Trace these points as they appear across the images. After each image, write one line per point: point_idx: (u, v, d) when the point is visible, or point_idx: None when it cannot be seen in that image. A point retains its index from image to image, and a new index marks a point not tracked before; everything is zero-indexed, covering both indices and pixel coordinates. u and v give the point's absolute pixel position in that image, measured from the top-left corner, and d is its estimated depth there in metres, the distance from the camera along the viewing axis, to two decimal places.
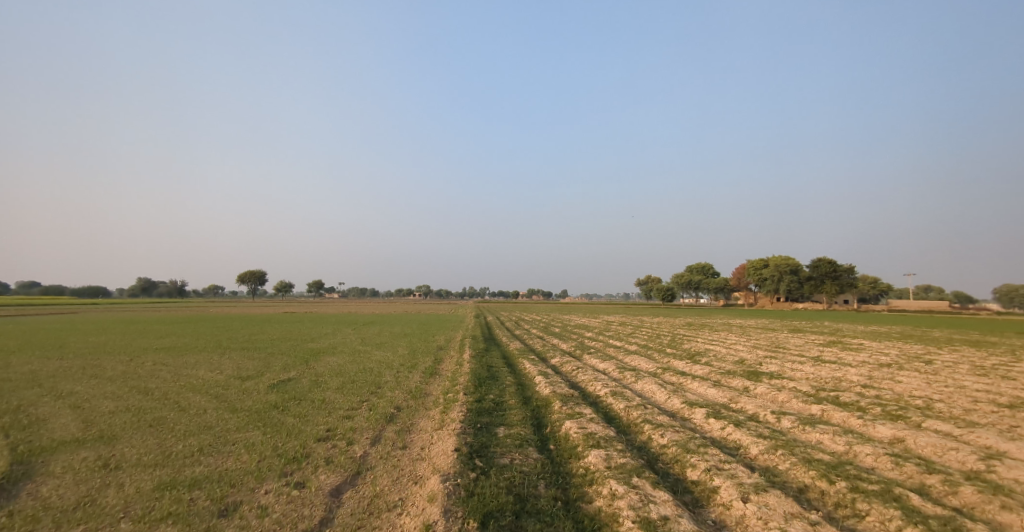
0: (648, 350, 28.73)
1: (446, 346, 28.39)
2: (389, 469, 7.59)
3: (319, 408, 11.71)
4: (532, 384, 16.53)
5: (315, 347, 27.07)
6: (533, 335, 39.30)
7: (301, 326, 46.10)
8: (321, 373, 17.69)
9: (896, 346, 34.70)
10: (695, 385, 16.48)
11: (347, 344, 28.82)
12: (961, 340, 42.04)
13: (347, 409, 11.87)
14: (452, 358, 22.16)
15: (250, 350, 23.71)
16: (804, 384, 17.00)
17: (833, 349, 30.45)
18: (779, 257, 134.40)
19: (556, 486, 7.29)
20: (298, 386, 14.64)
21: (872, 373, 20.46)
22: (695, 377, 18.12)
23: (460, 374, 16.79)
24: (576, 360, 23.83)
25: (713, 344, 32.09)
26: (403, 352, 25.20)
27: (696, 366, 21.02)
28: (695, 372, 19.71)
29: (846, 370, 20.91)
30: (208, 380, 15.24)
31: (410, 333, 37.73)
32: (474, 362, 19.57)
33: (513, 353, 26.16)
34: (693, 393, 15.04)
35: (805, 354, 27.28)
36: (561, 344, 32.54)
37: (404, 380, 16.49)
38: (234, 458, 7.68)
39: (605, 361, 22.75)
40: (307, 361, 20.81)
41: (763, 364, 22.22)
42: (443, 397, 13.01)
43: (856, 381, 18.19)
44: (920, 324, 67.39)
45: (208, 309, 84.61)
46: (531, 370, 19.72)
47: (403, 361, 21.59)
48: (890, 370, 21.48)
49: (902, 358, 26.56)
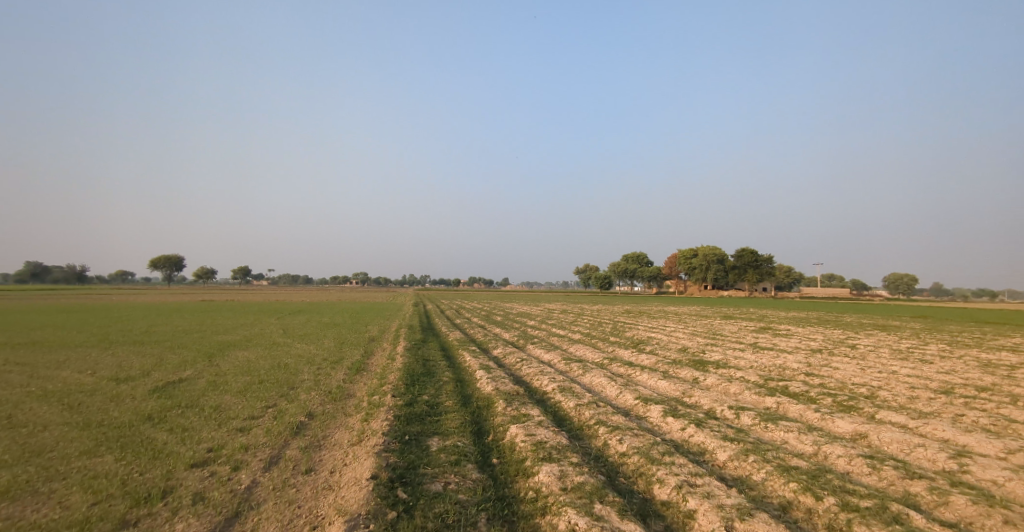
0: (591, 339, 28.01)
1: (378, 337, 26.16)
2: (281, 507, 5.75)
3: (207, 418, 9.48)
4: (472, 379, 14.95)
5: (225, 339, 24.06)
6: (473, 324, 37.78)
7: (217, 315, 41.91)
8: (225, 371, 15.19)
9: (821, 330, 36.20)
10: (645, 378, 15.58)
11: (266, 335, 25.98)
12: (873, 324, 44.75)
13: (244, 417, 9.73)
14: (384, 351, 20.13)
15: (142, 344, 20.42)
16: (751, 373, 16.54)
17: (766, 336, 31.13)
18: (708, 247, 140.81)
19: (501, 520, 5.79)
20: (189, 389, 12.20)
21: (809, 358, 20.58)
22: (643, 368, 17.27)
23: (389, 369, 14.87)
24: (519, 351, 22.56)
25: (655, 332, 31.95)
26: (329, 344, 22.81)
27: (642, 356, 20.28)
28: (642, 362, 18.90)
29: (785, 356, 20.89)
30: (72, 384, 12.39)
31: (341, 323, 35.01)
32: (408, 356, 17.71)
33: (452, 343, 24.52)
34: (644, 387, 14.07)
35: (743, 341, 27.49)
36: (502, 333, 31.25)
37: (323, 378, 14.39)
38: (52, 506, 5.54)
39: (549, 352, 21.61)
40: (212, 357, 18.09)
41: (706, 352, 21.89)
42: (366, 400, 11.12)
43: (798, 367, 18.02)
44: (830, 310, 72.40)
45: (112, 297, 76.26)
46: (471, 363, 18.12)
47: (326, 354, 19.32)
48: (824, 356, 21.78)
49: (830, 343, 27.33)
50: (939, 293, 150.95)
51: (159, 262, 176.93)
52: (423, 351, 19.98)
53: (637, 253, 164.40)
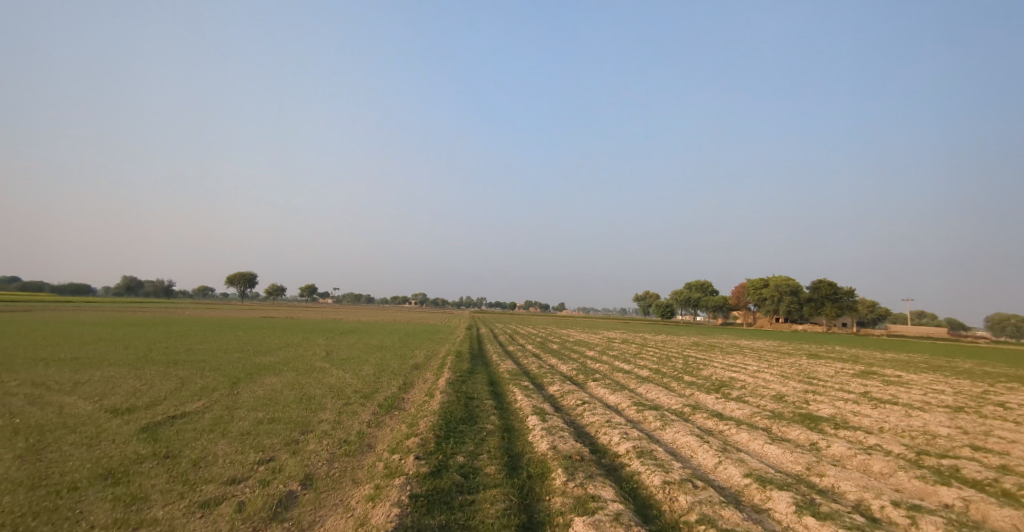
0: (662, 377, 24.30)
1: (423, 365, 23.86)
2: None
3: (173, 481, 7.26)
4: (524, 430, 12.10)
5: (263, 362, 22.60)
6: (527, 352, 34.89)
7: (269, 333, 41.51)
8: (239, 402, 13.24)
9: (941, 379, 30.17)
10: (746, 440, 12.04)
11: (306, 359, 24.36)
12: (1002, 374, 37.42)
13: (221, 480, 7.43)
14: (423, 384, 17.59)
15: (172, 365, 19.11)
16: (889, 439, 12.58)
17: (876, 383, 25.98)
18: (780, 277, 130.70)
19: None
20: (183, 428, 10.19)
21: (956, 420, 16.00)
22: (739, 424, 13.68)
23: (423, 412, 12.31)
24: (579, 389, 19.38)
25: (736, 371, 27.62)
26: (367, 372, 20.69)
27: (732, 405, 16.57)
28: (734, 414, 15.24)
29: (921, 415, 16.41)
30: (62, 417, 10.76)
31: (387, 346, 33.20)
32: (449, 393, 15.04)
33: (502, 376, 21.72)
34: (751, 455, 10.61)
35: (852, 389, 22.70)
36: (559, 365, 28.05)
37: (345, 419, 11.99)
38: None
39: (616, 393, 18.25)
40: (236, 383, 16.35)
41: (812, 404, 17.77)
42: (385, 460, 8.56)
43: (951, 434, 13.69)
44: (930, 351, 63.32)
45: (184, 311, 79.92)
46: (522, 404, 15.25)
47: (359, 386, 17.10)
48: (972, 416, 17.00)
49: (968, 398, 21.94)
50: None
51: (234, 278, 187.61)
52: (468, 386, 17.22)
53: (701, 281, 155.89)
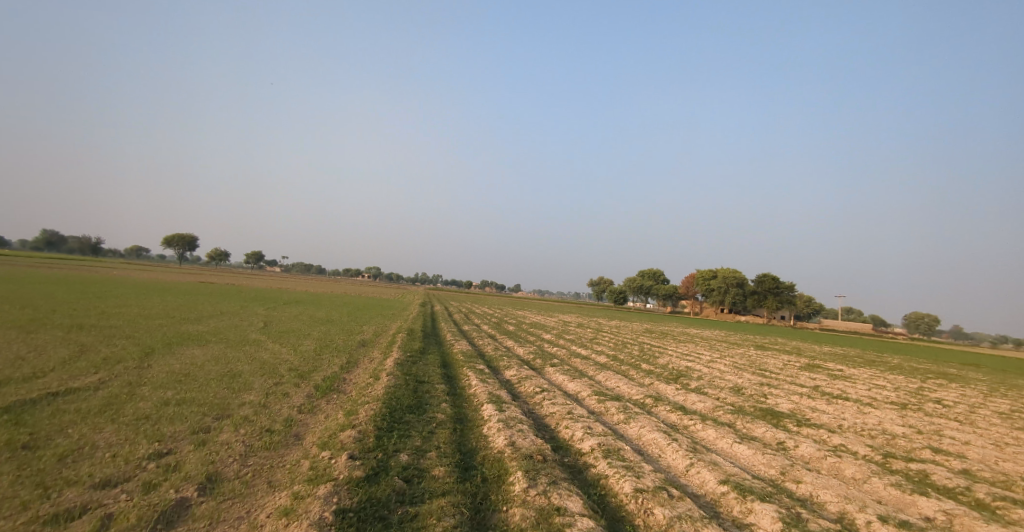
0: (620, 364, 23.76)
1: (370, 342, 22.24)
2: None
3: (19, 487, 5.56)
4: (478, 421, 10.91)
5: (190, 331, 20.35)
6: (483, 333, 33.78)
7: (204, 299, 38.44)
8: (146, 377, 11.33)
9: (879, 374, 31.29)
10: (713, 437, 11.33)
11: (240, 329, 22.20)
12: (930, 370, 39.50)
13: (89, 484, 5.80)
14: (369, 364, 16.06)
15: (76, 331, 16.69)
16: (853, 439, 12.21)
17: (823, 376, 26.49)
18: (728, 270, 135.43)
19: None
20: (62, 411, 8.33)
21: (908, 418, 16.06)
22: (704, 419, 13.02)
23: (365, 398, 10.87)
24: (537, 374, 18.42)
25: (691, 361, 27.53)
26: (306, 347, 18.91)
27: (693, 398, 16.02)
28: (697, 408, 14.63)
29: (874, 412, 16.40)
30: None
31: (333, 320, 31.20)
32: (397, 375, 13.64)
33: (455, 357, 20.47)
34: (721, 456, 9.85)
35: (803, 383, 22.88)
36: (515, 347, 27.06)
37: (272, 402, 10.37)
38: None
39: (575, 381, 17.38)
40: (150, 354, 14.29)
41: (770, 398, 17.53)
42: (312, 458, 7.14)
43: (909, 433, 13.57)
44: (861, 346, 66.96)
45: (112, 271, 73.98)
46: (477, 390, 14.06)
47: (295, 363, 15.40)
48: (920, 414, 17.21)
49: (910, 395, 22.53)
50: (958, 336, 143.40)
51: (172, 239, 176.17)
52: (418, 367, 15.85)
53: (655, 270, 159.25)
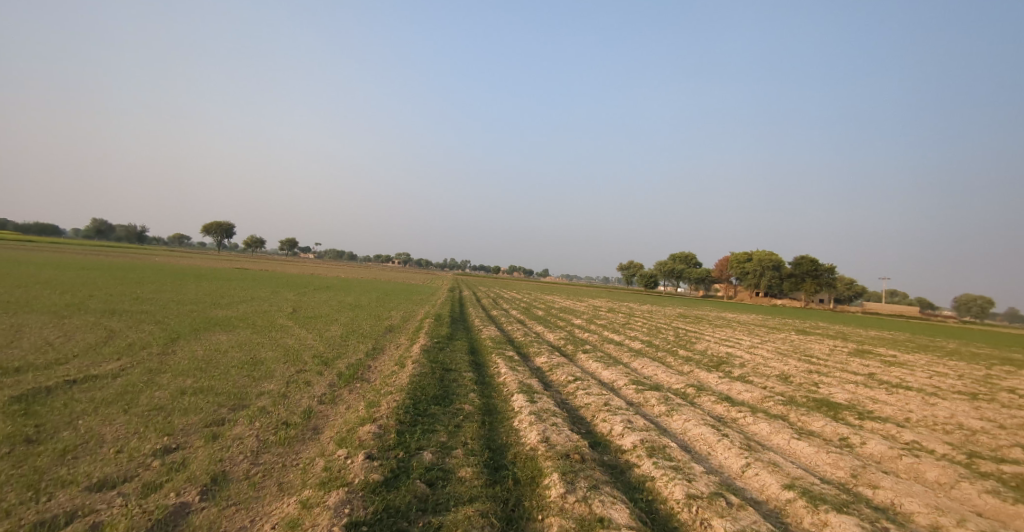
0: (656, 350, 22.65)
1: (398, 328, 21.79)
2: None
3: (7, 489, 5.05)
4: (509, 414, 10.14)
5: (219, 316, 20.27)
6: (512, 318, 33.11)
7: (236, 285, 38.94)
8: (167, 364, 10.97)
9: (935, 361, 29.21)
10: (768, 432, 10.27)
11: (268, 315, 22.08)
12: (990, 356, 36.87)
13: (83, 486, 5.26)
14: (394, 351, 15.52)
15: (106, 316, 16.68)
16: (927, 434, 10.93)
17: (875, 363, 24.78)
18: (765, 252, 131.03)
19: None
20: (73, 401, 7.92)
21: (982, 410, 14.55)
22: (755, 411, 11.93)
23: (389, 388, 10.24)
24: (569, 361, 17.57)
25: (731, 347, 26.17)
26: (333, 333, 18.55)
27: (739, 387, 14.88)
28: (745, 398, 13.52)
29: (943, 404, 14.93)
30: None
31: (361, 305, 31.00)
32: (422, 363, 13.00)
33: (484, 344, 19.82)
34: (780, 454, 8.83)
35: (856, 370, 21.33)
36: (546, 333, 26.27)
37: (292, 392, 9.82)
38: None
39: (610, 368, 16.46)
40: (175, 340, 14.07)
41: (823, 386, 16.21)
42: (328, 457, 6.51)
43: (988, 428, 12.16)
44: (909, 330, 63.50)
45: (152, 258, 76.44)
46: (507, 379, 13.32)
47: (320, 349, 14.96)
48: (994, 406, 15.62)
49: (976, 383, 20.71)
50: (1012, 319, 135.27)
51: (210, 227, 181.62)
52: (445, 355, 15.21)
53: (687, 253, 155.42)
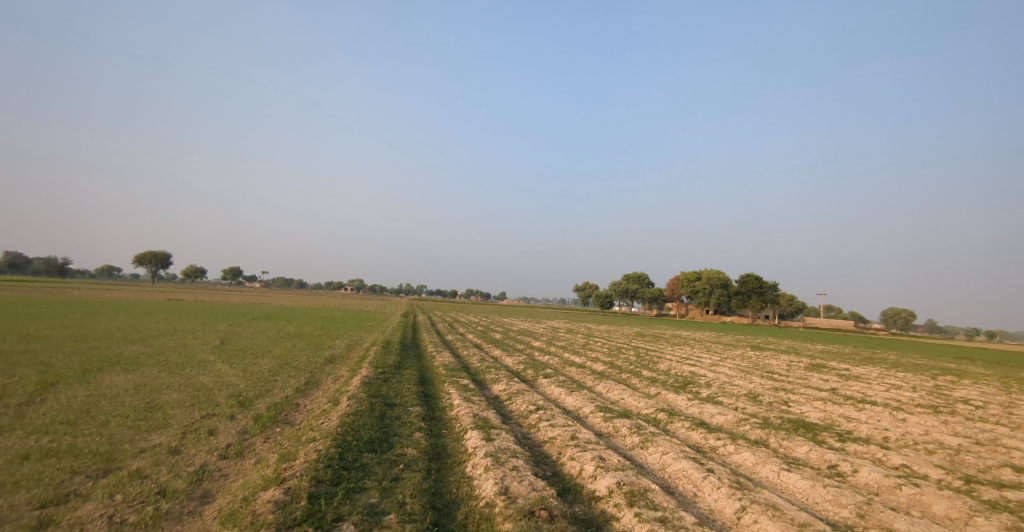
0: (619, 372, 21.54)
1: (338, 358, 19.70)
2: None
3: None
4: (460, 458, 8.53)
5: (127, 353, 17.62)
6: (467, 342, 31.40)
7: (161, 317, 35.33)
8: (27, 420, 8.71)
9: (886, 371, 29.64)
10: (754, 463, 9.10)
11: (189, 350, 19.50)
12: (931, 365, 38.14)
13: None
14: (329, 386, 13.55)
15: None
16: (916, 456, 10.10)
17: (833, 376, 24.66)
18: (713, 272, 135.24)
19: None
20: None
21: (952, 423, 14.11)
22: (734, 437, 10.81)
23: (312, 434, 8.41)
24: (529, 388, 16.07)
25: (693, 366, 25.48)
26: (260, 367, 16.33)
27: (711, 409, 13.84)
28: (719, 422, 12.44)
29: (914, 417, 14.41)
30: None
31: (302, 335, 28.47)
32: (360, 398, 11.17)
33: (435, 372, 18.06)
34: (774, 493, 7.63)
35: (819, 384, 20.93)
36: (503, 357, 24.77)
37: (185, 446, 7.82)
38: None
39: (574, 394, 15.08)
40: (54, 387, 11.61)
41: (794, 403, 15.44)
42: None
43: (968, 444, 11.55)
44: (850, 342, 66.04)
45: (71, 291, 69.77)
46: (459, 412, 11.70)
47: (240, 388, 12.83)
48: (960, 418, 15.29)
49: (934, 395, 20.62)
50: (935, 329, 145.12)
51: (144, 256, 169.83)
52: (389, 387, 13.38)
53: (640, 273, 158.64)
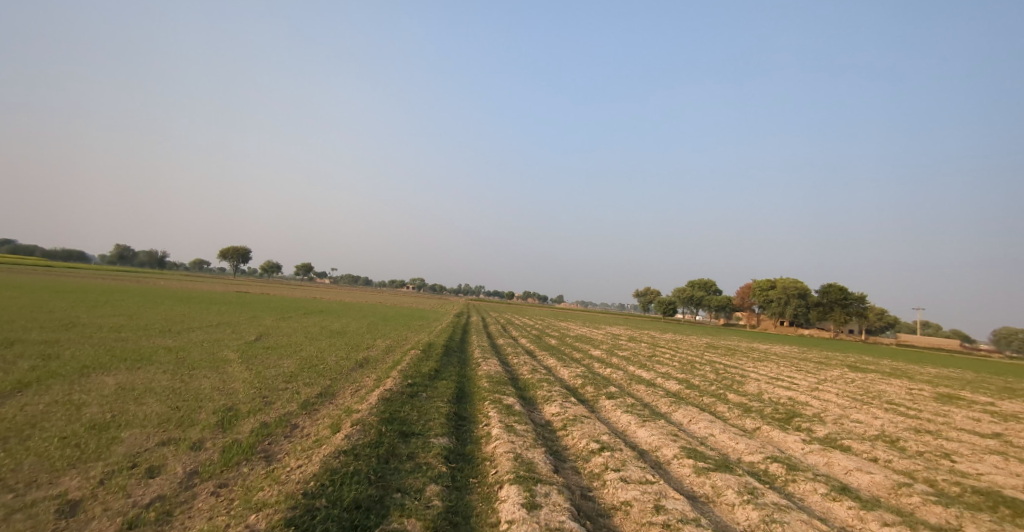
0: (700, 395, 17.72)
1: (370, 363, 17.38)
2: None
3: None
4: None
5: (146, 346, 16.09)
6: (520, 349, 28.42)
7: (215, 308, 35.17)
8: None
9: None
10: None
11: (214, 345, 17.89)
12: None
13: None
14: (341, 402, 10.99)
15: None
16: None
17: (978, 410, 19.44)
18: (789, 281, 124.77)
19: None
20: None
21: None
22: (906, 519, 7.08)
23: (273, 492, 5.74)
24: (590, 413, 12.81)
25: (789, 390, 21.09)
26: (276, 370, 14.24)
27: (844, 462, 10.01)
28: (864, 483, 8.69)
29: None
30: None
31: (343, 333, 26.72)
32: (367, 426, 8.47)
33: (477, 385, 15.21)
34: None
35: (968, 423, 16.13)
36: (558, 368, 21.56)
37: (90, 503, 5.40)
38: None
39: (648, 427, 11.66)
40: (24, 390, 9.78)
41: (959, 456, 11.17)
42: None
43: None
44: (959, 365, 56.87)
45: (149, 282, 74.05)
46: (497, 451, 8.71)
47: (236, 398, 10.57)
48: None
49: None
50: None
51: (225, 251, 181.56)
52: (411, 409, 10.61)
53: (706, 280, 149.80)
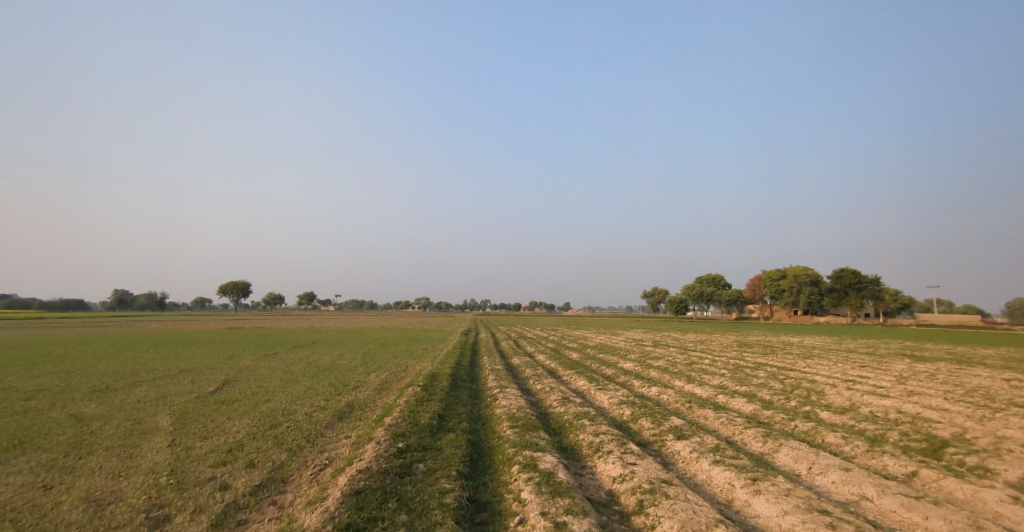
0: (789, 419, 13.40)
1: (351, 414, 13.17)
2: None
3: None
4: None
5: (49, 419, 12.01)
6: (539, 369, 24.17)
7: (188, 351, 31.11)
8: None
9: None
10: None
11: (150, 406, 13.77)
12: None
13: None
14: (278, 514, 6.72)
15: None
16: None
17: None
18: (800, 269, 120.48)
19: None
20: None
21: None
22: None
23: None
24: (669, 475, 8.58)
25: (884, 398, 16.81)
26: (211, 443, 10.10)
27: None
28: None
29: None
30: None
31: (330, 370, 22.56)
32: None
33: (496, 436, 11.00)
34: None
35: None
36: (591, 394, 17.29)
37: None
38: None
39: (771, 499, 7.42)
40: None
41: None
42: None
43: None
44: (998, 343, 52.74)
45: (135, 325, 70.65)
46: None
47: (101, 517, 6.40)
48: None
49: None
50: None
51: (224, 288, 178.71)
52: (395, 520, 6.40)
53: (713, 275, 145.90)
